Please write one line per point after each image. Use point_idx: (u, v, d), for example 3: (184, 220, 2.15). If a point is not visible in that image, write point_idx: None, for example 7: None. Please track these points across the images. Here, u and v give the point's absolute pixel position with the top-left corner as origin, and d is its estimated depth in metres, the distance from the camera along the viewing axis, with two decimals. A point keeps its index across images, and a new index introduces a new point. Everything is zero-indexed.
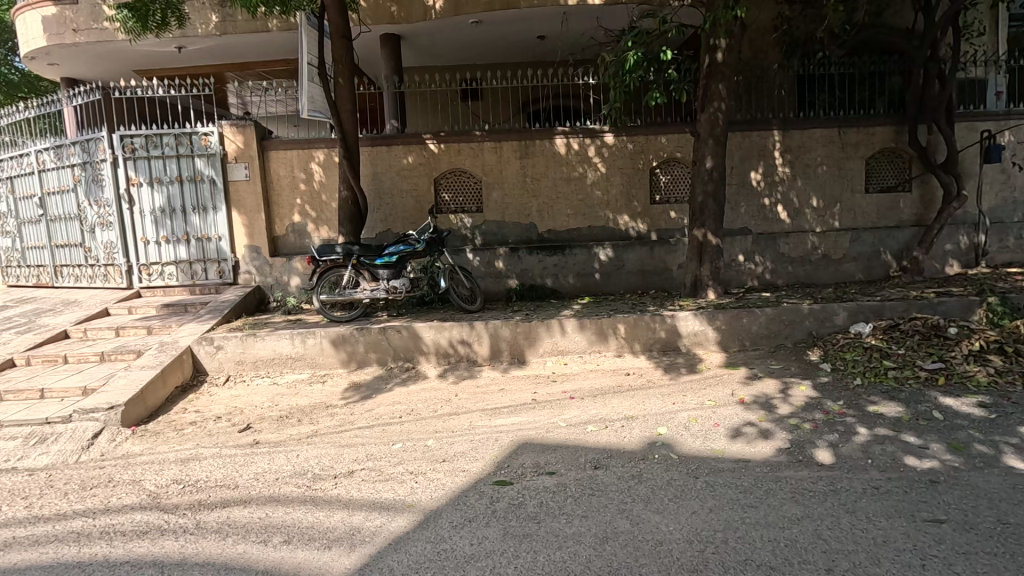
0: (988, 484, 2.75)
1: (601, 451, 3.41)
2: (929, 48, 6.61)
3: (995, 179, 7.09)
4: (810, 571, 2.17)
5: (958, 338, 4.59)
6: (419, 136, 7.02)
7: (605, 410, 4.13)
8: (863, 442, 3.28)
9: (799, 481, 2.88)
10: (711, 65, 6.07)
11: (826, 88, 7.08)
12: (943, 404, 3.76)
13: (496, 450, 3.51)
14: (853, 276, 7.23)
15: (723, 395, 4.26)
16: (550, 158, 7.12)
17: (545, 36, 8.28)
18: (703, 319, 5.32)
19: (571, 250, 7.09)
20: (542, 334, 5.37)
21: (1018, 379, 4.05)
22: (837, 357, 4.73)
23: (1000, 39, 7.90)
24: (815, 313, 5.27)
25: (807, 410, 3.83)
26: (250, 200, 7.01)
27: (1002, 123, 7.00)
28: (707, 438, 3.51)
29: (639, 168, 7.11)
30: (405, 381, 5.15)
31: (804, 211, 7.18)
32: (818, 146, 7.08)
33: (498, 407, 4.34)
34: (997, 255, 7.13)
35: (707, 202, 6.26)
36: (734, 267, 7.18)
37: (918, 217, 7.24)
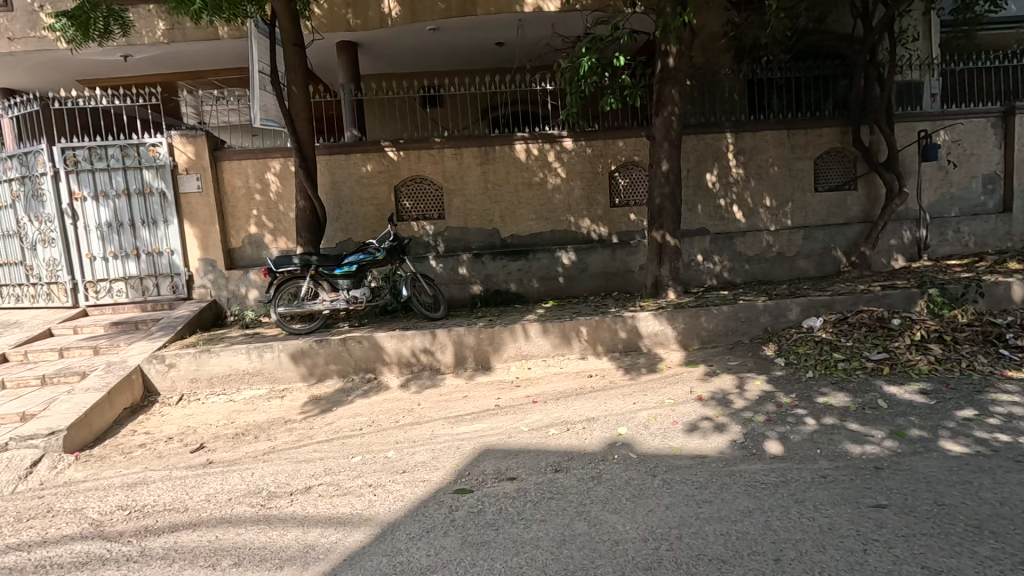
0: (927, 467, 2.87)
1: (561, 454, 3.42)
2: (869, 52, 6.92)
3: (933, 176, 7.47)
4: (760, 563, 2.21)
5: (901, 328, 4.79)
6: (378, 143, 6.95)
7: (567, 413, 4.15)
8: (812, 433, 3.39)
9: (752, 474, 2.95)
10: (664, 70, 6.19)
11: (775, 92, 7.33)
12: (888, 393, 3.91)
13: (457, 459, 3.47)
14: (806, 272, 7.47)
15: (681, 392, 4.33)
16: (511, 163, 7.14)
17: (503, 42, 8.36)
18: (663, 319, 5.41)
19: (534, 254, 7.12)
20: (506, 339, 5.37)
21: (956, 367, 4.26)
22: (791, 351, 4.88)
23: (933, 44, 8.36)
24: (769, 309, 5.42)
25: (761, 404, 3.94)
26: (203, 212, 6.80)
27: (938, 123, 7.38)
28: (665, 436, 3.56)
29: (598, 172, 7.21)
30: (367, 393, 5.06)
31: (758, 211, 7.41)
32: (769, 147, 7.32)
33: (461, 415, 4.31)
34: (938, 248, 7.49)
35: (664, 204, 6.38)
36: (693, 267, 7.34)
37: (864, 214, 7.55)
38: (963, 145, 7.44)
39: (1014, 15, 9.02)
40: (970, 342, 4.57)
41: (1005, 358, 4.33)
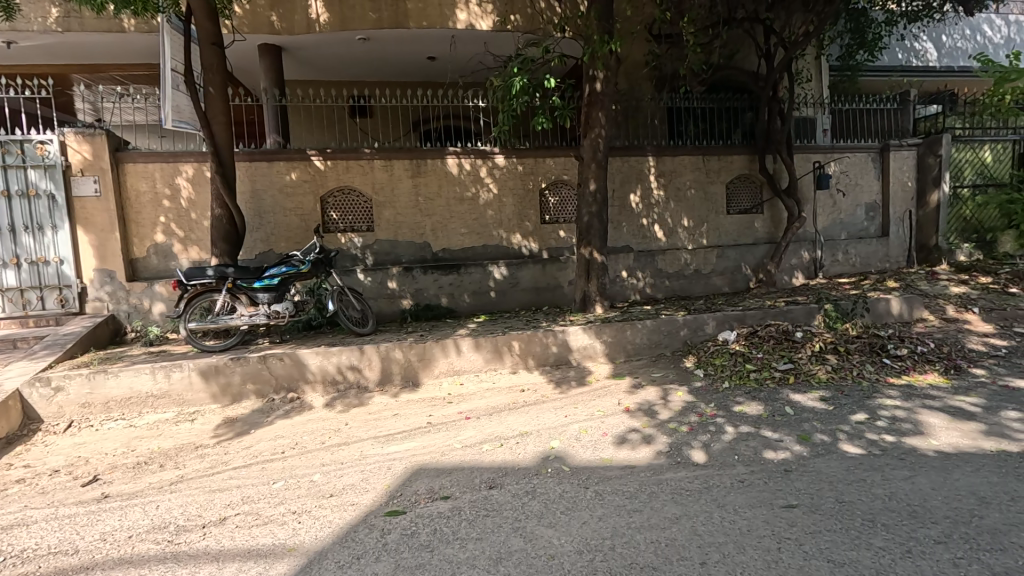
0: (829, 468, 3.14)
1: (495, 470, 3.40)
2: (771, 89, 7.61)
3: (826, 203, 8.30)
4: (687, 567, 2.31)
5: (803, 341, 5.25)
6: (303, 152, 6.68)
7: (500, 428, 4.15)
8: (730, 440, 3.61)
9: (678, 482, 3.10)
10: (592, 94, 6.44)
11: (691, 120, 7.87)
12: (794, 401, 4.26)
13: (389, 479, 3.36)
14: (720, 288, 8.02)
15: (610, 405, 4.47)
16: (443, 177, 7.11)
17: (434, 57, 8.37)
18: (591, 333, 5.57)
19: (466, 269, 7.11)
20: (437, 354, 5.29)
21: (849, 375, 4.72)
22: (709, 362, 5.20)
23: (824, 85, 9.31)
24: (689, 323, 5.75)
25: (684, 414, 4.15)
26: (101, 218, 6.17)
27: (830, 156, 8.23)
28: (596, 448, 3.65)
29: (529, 189, 7.35)
30: (289, 413, 4.79)
31: (677, 230, 7.87)
32: (686, 171, 7.81)
33: (391, 433, 4.18)
34: (831, 267, 8.32)
35: (592, 222, 6.60)
36: (619, 282, 7.65)
37: (769, 236, 8.24)
38: (849, 176, 8.34)
39: (887, 64, 10.31)
40: (859, 352, 5.08)
41: (888, 366, 4.85)
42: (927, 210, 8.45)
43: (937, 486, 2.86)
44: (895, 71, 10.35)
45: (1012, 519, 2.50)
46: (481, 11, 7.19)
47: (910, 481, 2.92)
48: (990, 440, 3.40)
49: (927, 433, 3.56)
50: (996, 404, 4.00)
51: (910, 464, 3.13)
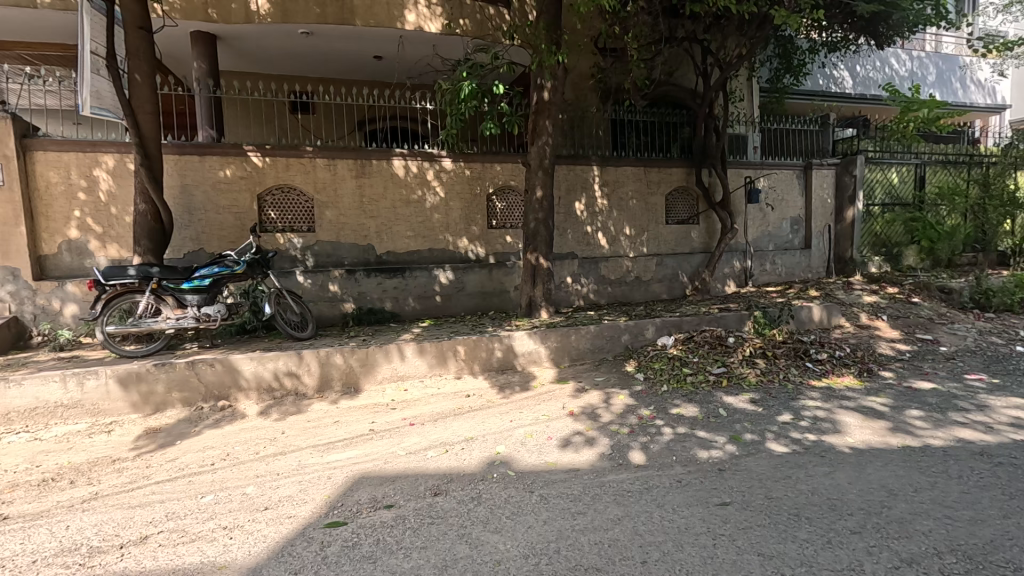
0: (758, 467, 3.33)
1: (440, 477, 3.36)
2: (708, 106, 8.01)
3: (756, 216, 8.81)
4: (629, 567, 2.37)
5: (735, 345, 5.54)
6: (239, 147, 6.37)
7: (445, 434, 4.10)
8: (668, 441, 3.76)
9: (620, 483, 3.18)
10: (540, 102, 6.53)
11: (634, 132, 8.15)
12: (727, 403, 4.48)
13: (329, 489, 3.24)
14: (659, 294, 8.33)
15: (554, 409, 4.53)
16: (389, 179, 6.97)
17: (381, 56, 8.22)
18: (536, 338, 5.63)
19: (411, 272, 7.01)
20: (380, 360, 5.16)
21: (775, 378, 5.03)
22: (649, 366, 5.39)
23: (755, 105, 9.90)
24: (630, 329, 5.93)
25: (625, 417, 4.26)
26: (4, 210, 5.60)
27: (760, 171, 8.75)
28: (541, 452, 3.68)
29: (476, 194, 7.33)
30: (219, 422, 4.51)
31: (619, 238, 8.10)
32: (628, 181, 8.08)
33: (332, 441, 4.04)
34: (759, 276, 8.85)
35: (539, 228, 6.69)
36: (563, 288, 7.79)
37: (704, 245, 8.65)
38: (776, 191, 8.91)
39: (810, 89, 11.10)
40: (785, 356, 5.42)
41: (810, 369, 5.20)
42: (843, 225, 9.16)
43: (853, 480, 3.08)
44: (816, 95, 11.16)
45: (916, 508, 2.74)
46: (430, 13, 7.14)
47: (830, 477, 3.14)
48: (896, 436, 3.72)
49: (843, 431, 3.85)
50: (901, 404, 4.38)
51: (829, 461, 3.37)
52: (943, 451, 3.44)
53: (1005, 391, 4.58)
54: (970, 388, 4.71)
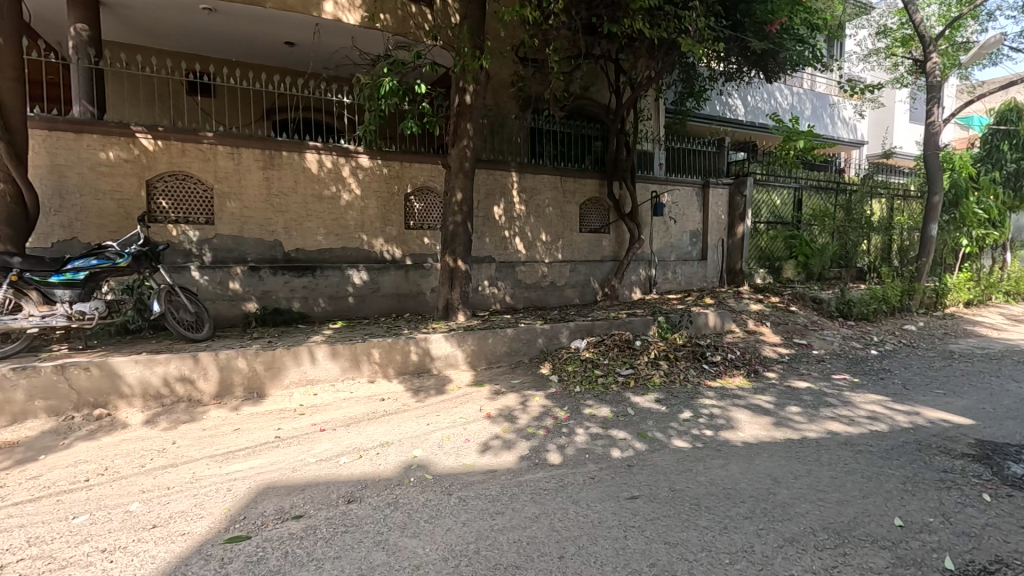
0: (663, 461, 3.56)
1: (354, 483, 3.23)
2: (620, 122, 8.47)
3: (661, 228, 9.42)
4: (547, 562, 2.43)
5: (641, 349, 5.89)
6: (126, 127, 5.74)
7: (359, 439, 3.96)
8: (581, 440, 3.91)
9: (537, 482, 3.25)
10: (461, 105, 6.55)
11: (551, 142, 8.41)
12: (634, 402, 4.75)
13: (229, 502, 3.00)
14: (572, 299, 8.64)
15: (472, 412, 4.54)
16: (299, 172, 6.61)
17: (293, 43, 7.81)
18: (454, 341, 5.61)
19: (322, 271, 6.70)
20: (287, 363, 4.87)
21: (676, 378, 5.41)
22: (562, 369, 5.58)
23: (660, 124, 10.61)
24: (546, 332, 6.08)
25: (540, 418, 4.37)
26: None
27: (664, 187, 9.39)
28: (459, 455, 3.68)
29: (393, 193, 7.14)
30: (94, 433, 4.02)
31: (536, 244, 8.29)
32: (545, 189, 8.31)
33: (232, 451, 3.74)
34: (663, 284, 9.48)
35: (458, 231, 6.67)
36: (480, 291, 7.85)
37: (614, 254, 9.09)
38: (678, 206, 9.60)
39: (708, 114, 12.07)
40: (685, 358, 5.85)
41: (706, 371, 5.66)
42: (734, 239, 10.07)
43: (744, 471, 3.39)
44: (713, 120, 12.16)
45: (796, 493, 3.07)
46: (349, 4, 6.89)
47: (725, 468, 3.44)
48: (779, 430, 4.15)
49: (735, 427, 4.22)
50: (783, 401, 4.89)
51: (723, 454, 3.69)
52: (817, 443, 3.89)
53: (864, 389, 5.27)
54: (837, 386, 5.36)
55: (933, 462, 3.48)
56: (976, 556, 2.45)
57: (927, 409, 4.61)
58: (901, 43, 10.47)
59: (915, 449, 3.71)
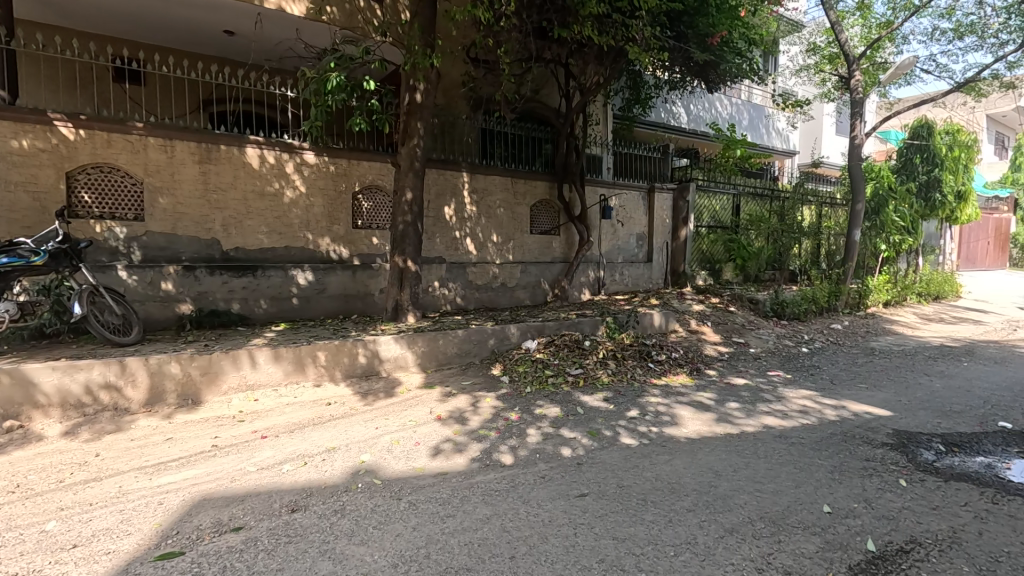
0: (611, 459, 3.64)
1: (298, 492, 3.11)
2: (570, 126, 8.60)
3: (609, 231, 9.64)
4: (498, 563, 2.43)
5: (590, 349, 6.01)
6: (42, 114, 5.30)
7: (303, 445, 3.82)
8: (532, 440, 3.94)
9: (488, 483, 3.25)
10: (412, 104, 6.45)
11: (502, 143, 8.43)
12: (583, 401, 4.84)
13: (161, 517, 2.82)
14: (523, 300, 8.69)
15: (422, 414, 4.48)
16: (239, 167, 6.30)
17: (233, 32, 7.45)
18: (403, 343, 5.51)
19: (264, 271, 6.42)
20: (226, 368, 4.64)
21: (624, 377, 5.55)
22: (513, 369, 5.60)
23: (609, 129, 10.88)
24: (497, 333, 6.10)
25: (491, 419, 4.37)
26: None
27: (612, 191, 9.62)
28: (409, 458, 3.62)
29: (341, 191, 6.93)
30: (5, 447, 3.68)
31: (487, 245, 8.28)
32: (496, 191, 8.31)
33: (164, 462, 3.52)
34: (610, 286, 9.71)
35: (407, 231, 6.56)
36: (431, 292, 7.77)
37: (564, 255, 9.21)
38: (626, 210, 9.85)
39: (654, 120, 12.44)
40: (632, 358, 6.01)
41: (652, 369, 5.84)
42: (678, 242, 10.43)
43: (687, 465, 3.52)
44: (658, 126, 12.53)
45: (735, 485, 3.21)
46: None
47: (669, 463, 3.56)
48: (720, 425, 4.34)
49: (679, 423, 4.38)
50: (723, 397, 5.12)
51: (668, 449, 3.82)
52: (755, 436, 4.09)
53: (796, 384, 5.59)
54: (772, 383, 5.66)
55: (857, 452, 3.73)
56: (895, 537, 2.65)
57: (851, 402, 4.94)
58: (828, 61, 11.12)
59: (842, 440, 3.97)
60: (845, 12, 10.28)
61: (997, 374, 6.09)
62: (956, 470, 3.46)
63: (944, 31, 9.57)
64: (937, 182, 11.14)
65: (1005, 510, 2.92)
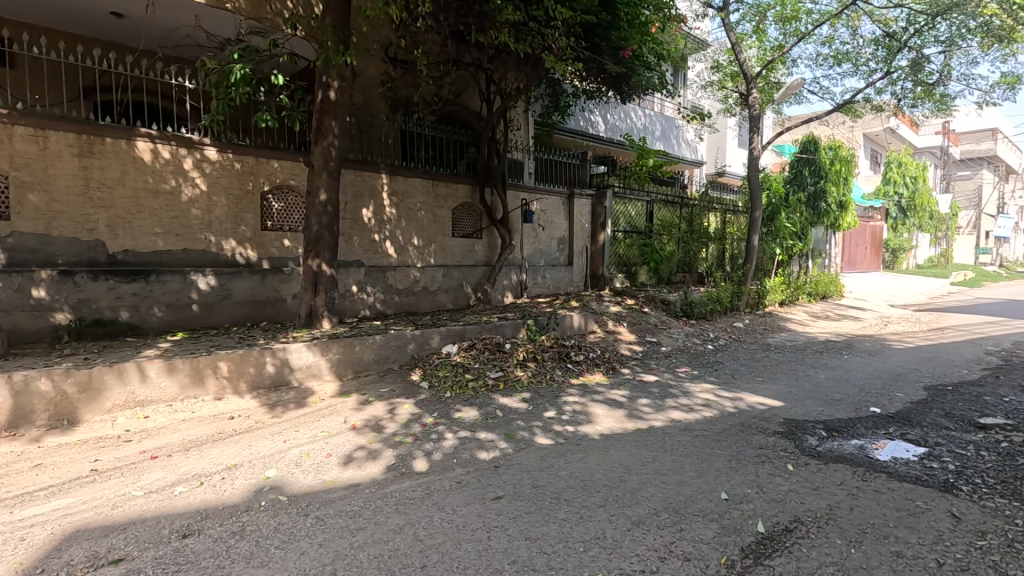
0: (528, 459, 3.68)
1: (190, 515, 2.87)
2: (491, 131, 8.66)
3: (531, 235, 9.79)
4: (408, 573, 2.37)
5: (510, 351, 6.07)
6: None
7: (200, 464, 3.54)
8: (449, 445, 3.90)
9: (402, 492, 3.17)
10: (325, 101, 6.20)
11: (422, 146, 8.34)
12: (502, 404, 4.86)
13: (23, 555, 2.49)
14: (445, 304, 8.60)
15: (335, 424, 4.30)
16: (129, 162, 5.75)
17: (122, 14, 6.81)
18: (316, 350, 5.27)
19: (159, 276, 5.90)
20: (109, 383, 4.21)
21: (543, 378, 5.65)
22: (433, 374, 5.53)
23: (529, 135, 11.09)
24: (416, 338, 5.99)
25: (408, 425, 4.28)
26: None
27: (534, 196, 9.78)
28: (318, 471, 3.45)
29: (248, 191, 6.51)
30: None
31: (407, 248, 8.12)
32: (417, 194, 8.19)
33: (30, 492, 3.12)
34: (533, 288, 9.86)
35: (321, 233, 6.28)
36: (348, 297, 7.50)
37: (487, 259, 9.23)
38: (546, 214, 10.04)
39: (573, 127, 12.78)
40: (550, 359, 6.14)
41: (570, 370, 5.99)
42: (597, 246, 10.80)
43: (600, 462, 3.64)
44: (576, 133, 12.87)
45: (643, 478, 3.37)
46: None
47: (583, 461, 3.66)
48: (631, 421, 4.54)
49: (593, 420, 4.52)
50: (635, 394, 5.35)
51: (582, 447, 3.93)
52: (663, 430, 4.30)
53: (701, 379, 5.96)
54: (679, 378, 6.01)
55: (752, 440, 4.03)
56: (781, 518, 2.88)
57: (748, 395, 5.35)
58: (729, 78, 11.96)
59: (739, 430, 4.28)
60: (744, 34, 11.14)
61: (870, 365, 6.83)
62: (835, 453, 3.83)
63: (826, 57, 10.65)
64: (822, 193, 12.43)
65: (872, 486, 3.27)
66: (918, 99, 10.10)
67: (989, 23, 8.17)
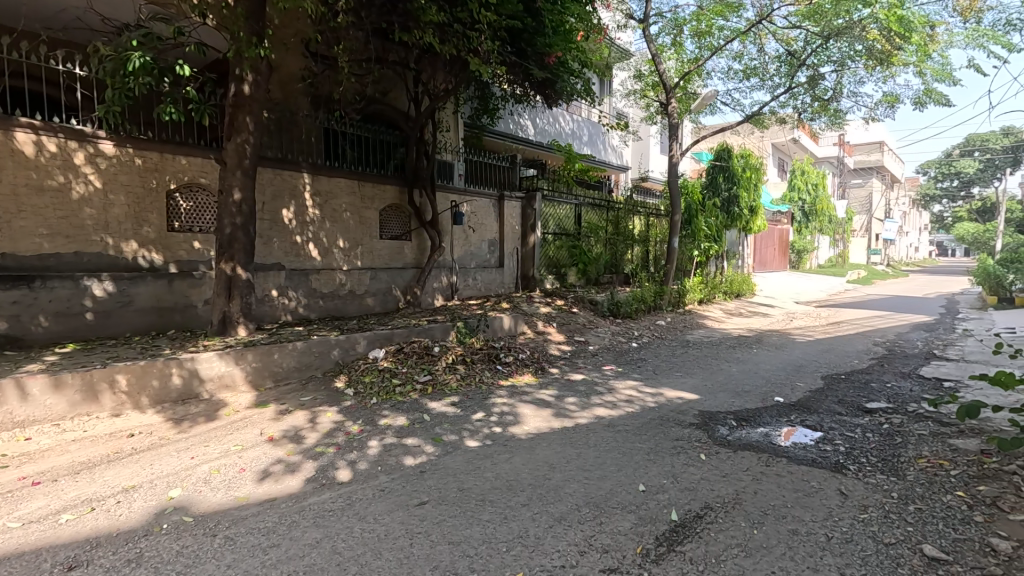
0: (454, 463, 3.66)
1: (78, 545, 2.61)
2: (418, 131, 8.55)
3: (461, 237, 9.74)
4: None
5: (439, 354, 6.01)
6: None
7: (91, 488, 3.22)
8: (374, 453, 3.80)
9: (321, 504, 3.04)
10: (238, 96, 5.86)
11: (347, 145, 8.09)
12: (430, 408, 4.81)
13: None
14: (373, 308, 8.39)
15: (250, 437, 4.07)
16: (6, 155, 5.14)
17: None
18: (229, 359, 4.96)
19: (45, 282, 5.33)
20: None
21: (472, 381, 5.65)
22: (359, 380, 5.37)
23: (459, 137, 11.07)
24: (340, 343, 5.79)
25: (330, 434, 4.14)
26: None
27: (463, 197, 9.75)
28: (230, 487, 3.25)
29: (151, 189, 6.03)
30: None
31: (331, 250, 7.83)
32: (341, 194, 7.93)
33: None
34: (463, 290, 9.83)
35: (235, 235, 5.93)
36: (267, 302, 7.13)
37: (416, 261, 9.09)
38: (476, 216, 10.04)
39: (502, 130, 12.90)
40: (480, 361, 6.15)
41: (500, 371, 6.03)
42: (527, 247, 10.92)
43: (526, 462, 3.69)
44: (505, 135, 13.00)
45: (566, 475, 3.44)
46: None
47: (509, 461, 3.69)
48: (557, 420, 4.64)
49: (521, 421, 4.57)
50: (562, 393, 5.47)
51: (509, 448, 3.96)
52: (587, 427, 4.42)
53: (625, 376, 6.19)
54: (605, 376, 6.20)
55: (670, 433, 4.24)
56: (693, 506, 3.04)
57: (668, 389, 5.62)
58: (650, 87, 12.55)
59: (658, 424, 4.49)
60: (664, 46, 11.74)
61: (776, 358, 7.38)
62: (743, 441, 4.10)
63: (736, 72, 11.43)
64: (735, 198, 13.27)
65: (775, 470, 3.53)
66: (815, 113, 11.04)
67: (872, 47, 9.10)
